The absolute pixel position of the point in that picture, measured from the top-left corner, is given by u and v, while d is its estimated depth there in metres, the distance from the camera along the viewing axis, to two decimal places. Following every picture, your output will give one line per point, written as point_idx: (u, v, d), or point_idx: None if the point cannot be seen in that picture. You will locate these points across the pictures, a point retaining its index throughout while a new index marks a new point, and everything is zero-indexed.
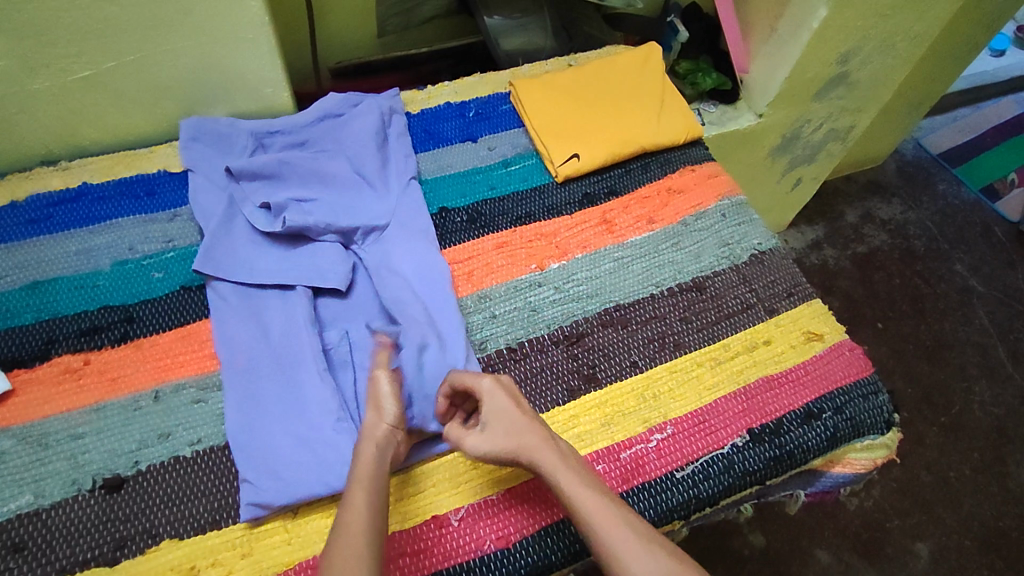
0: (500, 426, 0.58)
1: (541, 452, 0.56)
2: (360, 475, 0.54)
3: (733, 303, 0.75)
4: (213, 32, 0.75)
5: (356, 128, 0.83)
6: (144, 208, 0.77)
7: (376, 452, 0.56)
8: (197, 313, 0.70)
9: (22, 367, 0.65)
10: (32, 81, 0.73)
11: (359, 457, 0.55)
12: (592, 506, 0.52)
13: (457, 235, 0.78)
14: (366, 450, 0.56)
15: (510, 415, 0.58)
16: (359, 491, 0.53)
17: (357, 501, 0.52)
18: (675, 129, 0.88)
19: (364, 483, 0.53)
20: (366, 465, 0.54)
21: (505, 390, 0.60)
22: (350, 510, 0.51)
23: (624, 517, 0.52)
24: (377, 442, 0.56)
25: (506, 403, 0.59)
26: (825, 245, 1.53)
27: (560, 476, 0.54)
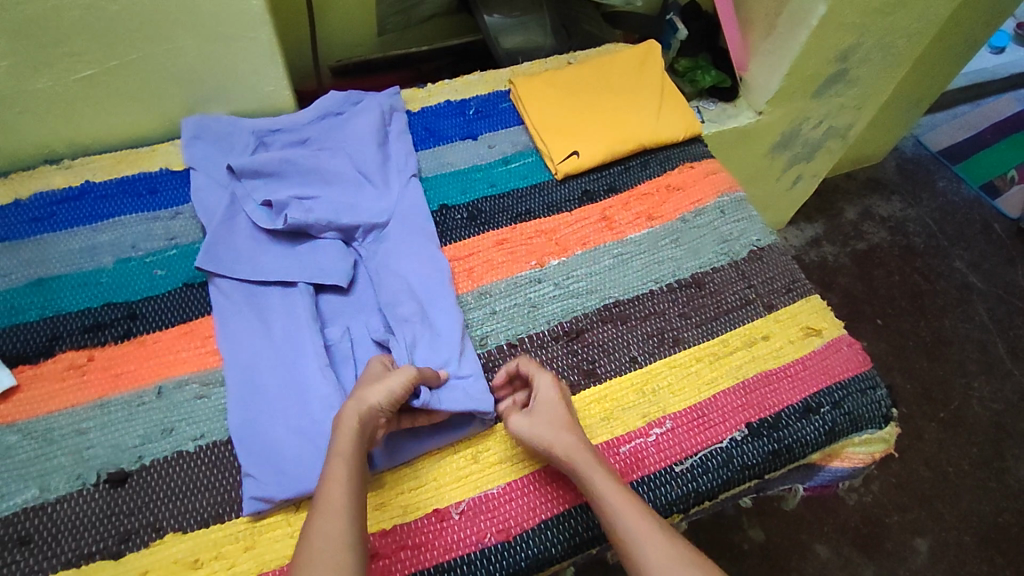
0: (550, 412, 0.61)
1: (581, 443, 0.59)
2: (341, 448, 0.56)
3: (731, 299, 0.76)
4: (215, 32, 0.76)
5: (356, 126, 0.83)
6: (147, 206, 0.78)
7: (359, 425, 0.57)
8: (200, 310, 0.70)
9: (27, 363, 0.65)
10: (36, 81, 0.73)
11: (341, 428, 0.57)
12: (619, 495, 0.55)
13: (457, 232, 0.78)
14: (348, 422, 0.57)
15: (556, 412, 0.61)
16: (340, 463, 0.54)
17: (337, 473, 0.54)
18: (674, 127, 0.89)
19: (345, 456, 0.55)
20: (346, 437, 0.56)
21: (560, 386, 0.64)
22: (329, 482, 0.54)
23: (644, 509, 0.55)
24: (360, 415, 0.57)
25: (557, 395, 0.63)
26: (825, 242, 1.53)
27: (596, 467, 0.57)
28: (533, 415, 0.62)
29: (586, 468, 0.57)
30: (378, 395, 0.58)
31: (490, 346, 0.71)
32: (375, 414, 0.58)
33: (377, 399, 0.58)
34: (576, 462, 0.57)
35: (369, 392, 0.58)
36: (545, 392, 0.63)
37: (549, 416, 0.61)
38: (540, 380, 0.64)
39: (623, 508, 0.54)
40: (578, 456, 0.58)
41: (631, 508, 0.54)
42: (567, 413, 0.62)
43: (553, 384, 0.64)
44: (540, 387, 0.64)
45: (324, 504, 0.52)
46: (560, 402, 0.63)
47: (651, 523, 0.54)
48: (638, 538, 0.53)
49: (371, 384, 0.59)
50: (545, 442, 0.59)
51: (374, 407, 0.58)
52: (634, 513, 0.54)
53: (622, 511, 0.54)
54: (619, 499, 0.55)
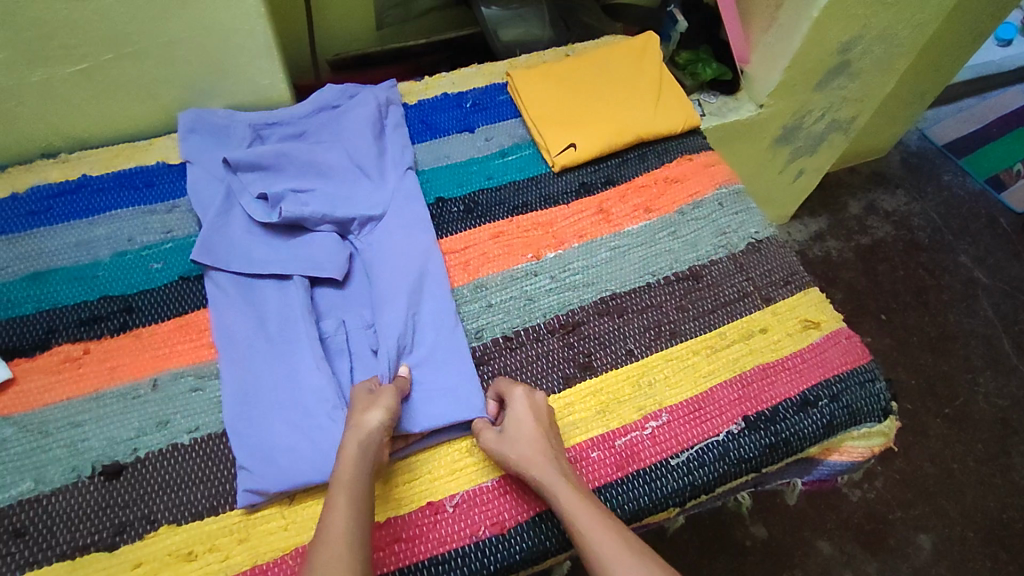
0: (519, 431, 0.60)
1: (548, 460, 0.58)
2: (343, 477, 0.54)
3: (729, 292, 0.75)
4: (209, 24, 0.75)
5: (353, 120, 0.83)
6: (143, 199, 0.78)
7: (359, 451, 0.56)
8: (196, 303, 0.70)
9: (23, 356, 0.66)
10: (31, 74, 0.73)
11: (342, 457, 0.56)
12: (587, 514, 0.54)
13: (454, 225, 0.78)
14: (348, 447, 0.56)
15: (525, 426, 0.60)
16: (341, 493, 0.53)
17: (339, 504, 0.53)
18: (672, 119, 0.88)
19: (347, 486, 0.54)
20: (348, 465, 0.55)
21: (534, 402, 0.63)
22: (332, 512, 0.52)
23: (616, 529, 0.54)
24: (362, 441, 0.57)
25: (530, 413, 0.62)
26: (828, 237, 1.52)
27: (562, 484, 0.57)
28: (503, 435, 0.61)
29: (554, 486, 0.57)
30: (376, 416, 0.59)
31: (486, 339, 0.71)
32: (376, 439, 0.58)
33: (376, 422, 0.58)
34: (544, 479, 0.57)
35: (367, 415, 0.59)
36: (517, 409, 0.62)
37: (516, 432, 0.60)
38: (515, 396, 0.63)
39: (591, 528, 0.53)
40: (544, 474, 0.57)
41: (599, 528, 0.53)
42: (539, 431, 0.60)
43: (529, 399, 0.63)
44: (514, 403, 0.63)
45: (326, 537, 0.50)
46: (535, 420, 0.61)
47: (623, 544, 0.52)
48: (606, 559, 0.52)
49: (369, 408, 0.59)
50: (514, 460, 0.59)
51: (375, 432, 0.58)
52: (602, 535, 0.53)
53: (589, 531, 0.53)
54: (586, 518, 0.54)
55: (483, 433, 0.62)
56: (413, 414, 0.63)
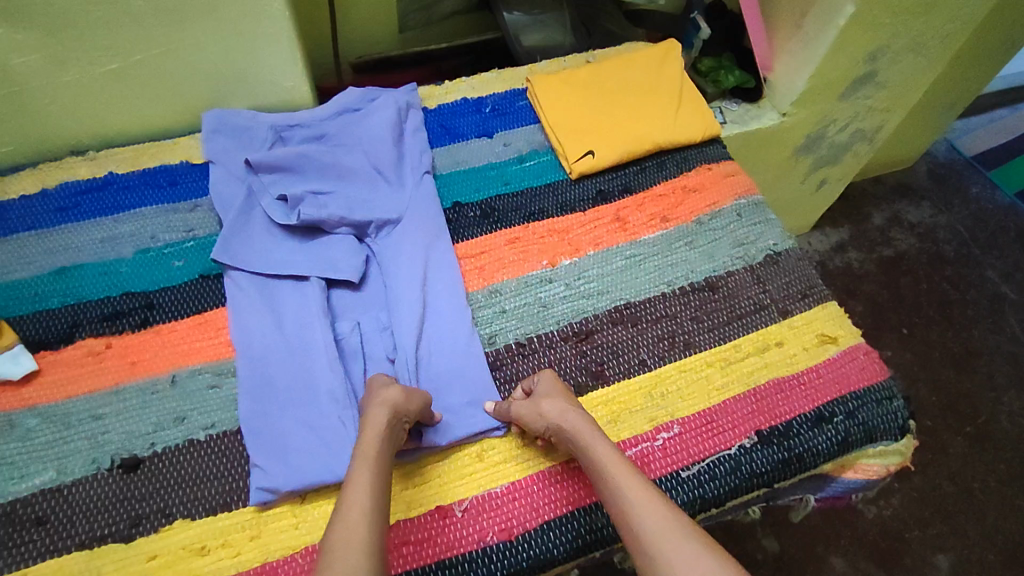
0: (554, 393, 0.62)
1: (584, 419, 0.60)
2: (367, 450, 0.56)
3: (745, 303, 0.74)
4: (235, 27, 0.77)
5: (374, 123, 0.84)
6: (167, 198, 0.79)
7: (386, 421, 0.57)
8: (215, 300, 0.72)
9: (48, 349, 0.68)
10: (63, 74, 0.75)
11: (367, 428, 0.57)
12: (623, 467, 0.55)
13: (470, 230, 0.79)
14: (375, 419, 0.58)
15: (559, 392, 0.63)
16: (364, 465, 0.54)
17: (361, 475, 0.53)
18: (691, 128, 0.87)
19: (369, 458, 0.55)
20: (373, 437, 0.56)
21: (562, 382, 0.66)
22: (354, 482, 0.53)
23: (650, 484, 0.54)
24: (390, 416, 0.58)
25: (561, 385, 0.64)
26: (850, 248, 1.51)
27: (599, 439, 0.58)
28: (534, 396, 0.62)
29: (590, 439, 0.57)
30: (395, 395, 0.60)
31: (499, 344, 0.71)
32: (401, 414, 0.59)
33: (401, 398, 0.59)
34: (578, 435, 0.58)
35: (386, 392, 0.60)
36: (546, 383, 0.64)
37: (553, 393, 0.62)
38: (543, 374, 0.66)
39: (626, 480, 0.54)
40: (581, 429, 0.59)
41: (632, 480, 0.54)
42: (573, 398, 0.63)
43: (555, 375, 0.66)
44: (542, 381, 0.65)
45: (347, 505, 0.51)
46: (565, 393, 0.63)
47: (656, 496, 0.52)
48: (637, 507, 0.52)
49: (391, 386, 0.61)
50: (546, 413, 0.60)
51: (401, 406, 0.59)
52: (634, 484, 0.53)
53: (623, 481, 0.54)
54: (621, 471, 0.54)
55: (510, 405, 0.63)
56: (439, 429, 0.63)
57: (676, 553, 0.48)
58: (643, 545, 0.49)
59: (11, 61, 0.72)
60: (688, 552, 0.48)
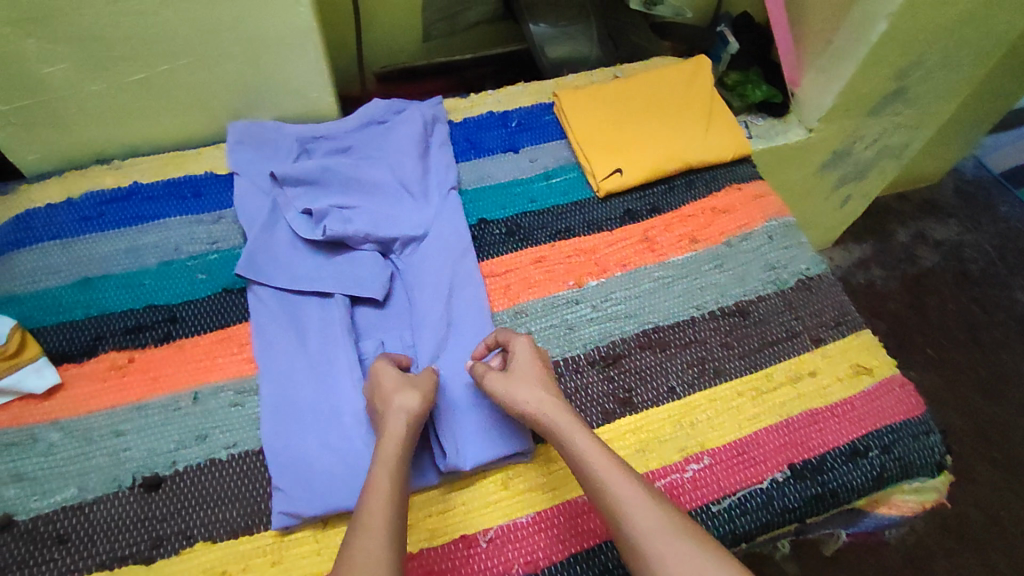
0: (528, 375, 0.63)
1: (562, 407, 0.60)
2: (386, 456, 0.57)
3: (776, 330, 0.73)
4: (263, 38, 0.76)
5: (399, 137, 0.83)
6: (191, 209, 0.79)
7: (406, 429, 0.58)
8: (238, 316, 0.71)
9: (71, 361, 0.67)
10: (91, 83, 0.75)
11: (386, 435, 0.58)
12: (605, 460, 0.55)
13: (495, 248, 0.77)
14: (394, 426, 0.58)
15: (532, 374, 0.63)
16: (384, 472, 0.55)
17: (381, 483, 0.54)
18: (721, 147, 0.86)
19: (389, 465, 0.56)
20: (392, 444, 0.57)
21: (537, 351, 0.66)
22: (374, 490, 0.54)
23: (633, 475, 0.55)
24: (407, 421, 0.59)
25: (536, 360, 0.64)
26: (873, 265, 1.48)
27: (578, 430, 0.58)
28: (510, 378, 0.63)
29: (568, 432, 0.58)
30: (412, 400, 0.60)
31: None
32: (419, 419, 0.60)
33: (419, 404, 0.60)
34: (557, 423, 0.59)
35: (402, 396, 0.60)
36: (520, 359, 0.64)
37: (526, 376, 0.63)
38: (517, 344, 0.65)
39: (609, 474, 0.54)
40: (560, 419, 0.59)
41: (616, 474, 0.54)
42: (547, 379, 0.63)
43: (531, 345, 0.66)
44: (517, 354, 0.65)
45: (367, 517, 0.51)
46: (540, 370, 0.64)
47: (640, 489, 0.53)
48: (624, 503, 0.52)
49: (407, 388, 0.61)
50: (522, 402, 0.61)
51: (418, 411, 0.60)
52: (618, 478, 0.54)
53: (606, 475, 0.54)
54: (605, 464, 0.55)
55: (486, 375, 0.64)
56: (460, 451, 0.62)
57: (665, 549, 0.50)
58: (632, 541, 0.51)
59: (41, 70, 0.72)
60: (679, 545, 0.50)
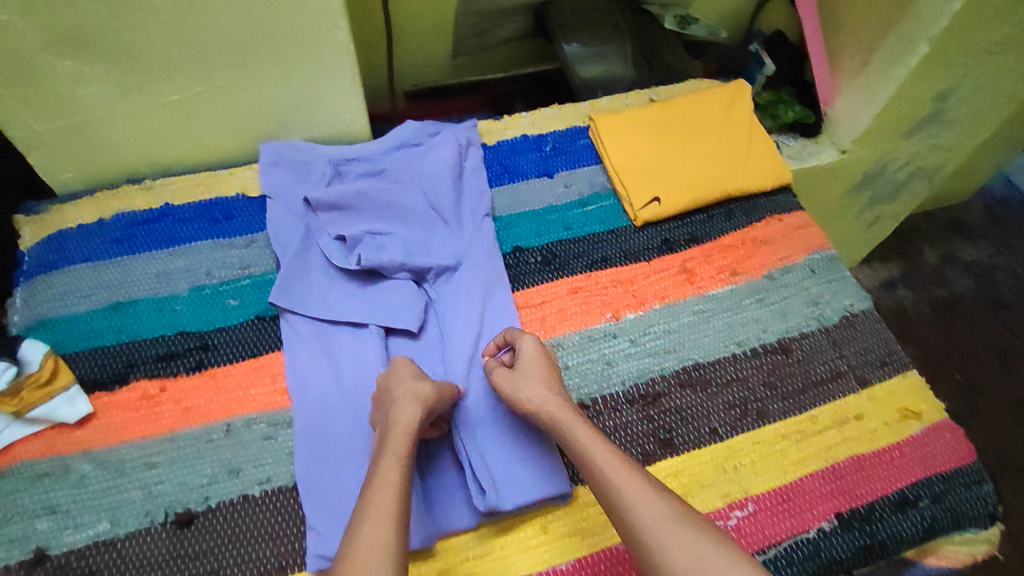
0: (534, 373, 0.63)
1: (564, 405, 0.61)
2: (396, 444, 0.57)
3: (821, 370, 0.71)
4: (298, 60, 0.75)
5: (434, 161, 0.81)
6: (223, 232, 0.78)
7: (417, 417, 0.58)
8: (270, 344, 0.70)
9: (103, 389, 0.66)
10: (126, 104, 0.74)
11: (395, 423, 0.58)
12: (605, 453, 0.56)
13: (531, 277, 0.76)
14: (406, 412, 0.58)
15: (539, 371, 0.63)
16: (393, 461, 0.56)
17: (389, 471, 0.55)
18: (761, 175, 0.84)
19: (398, 453, 0.56)
20: (402, 431, 0.57)
21: (544, 349, 0.66)
22: (381, 479, 0.54)
23: (635, 468, 0.56)
24: (421, 409, 0.59)
25: (542, 357, 0.65)
26: (900, 286, 1.46)
27: (580, 425, 0.59)
28: (515, 376, 0.63)
29: (571, 428, 0.59)
30: (425, 388, 0.60)
31: None
32: (431, 409, 0.60)
33: (433, 393, 0.61)
34: (560, 420, 0.59)
35: (417, 385, 0.61)
36: (527, 356, 0.64)
37: (532, 374, 0.63)
38: (524, 342, 0.66)
39: (611, 467, 0.55)
40: (563, 416, 0.60)
41: (617, 466, 0.55)
42: (553, 377, 0.63)
43: (538, 344, 0.66)
44: (524, 351, 0.65)
45: (375, 506, 0.52)
46: (546, 368, 0.64)
47: (642, 481, 0.54)
48: (626, 495, 0.53)
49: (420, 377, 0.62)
50: (526, 399, 0.61)
51: (430, 401, 0.60)
52: (620, 471, 0.55)
53: (607, 468, 0.55)
54: (606, 458, 0.56)
55: (495, 373, 0.64)
56: (499, 492, 0.60)
57: (669, 541, 0.50)
58: (635, 532, 0.51)
59: (76, 92, 0.71)
60: (681, 536, 0.50)
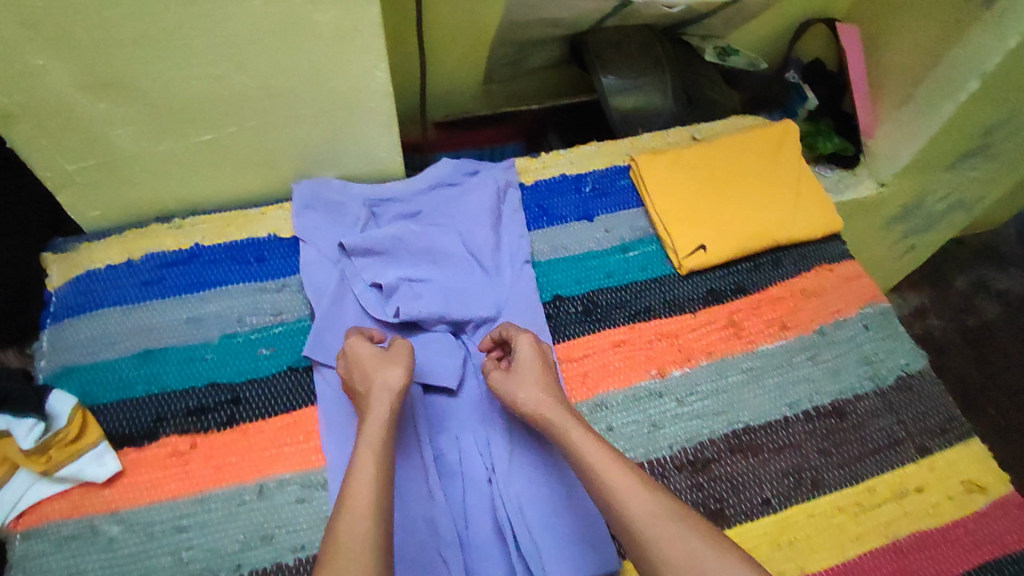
0: (527, 373, 0.63)
1: (556, 403, 0.61)
2: (371, 434, 0.57)
3: (877, 436, 0.68)
4: (334, 100, 0.73)
5: (472, 203, 0.79)
6: (254, 275, 0.75)
7: (389, 408, 0.59)
8: (303, 399, 0.68)
9: (131, 445, 0.64)
10: (158, 144, 0.71)
11: (370, 415, 0.59)
12: (597, 450, 0.55)
13: (572, 328, 0.73)
14: (378, 402, 0.59)
15: (532, 369, 0.63)
16: (367, 451, 0.55)
17: (365, 460, 0.54)
18: (811, 223, 0.81)
19: (373, 443, 0.56)
20: (376, 422, 0.58)
21: (538, 348, 0.66)
22: (358, 469, 0.54)
23: (626, 464, 0.54)
24: (388, 397, 0.60)
25: (536, 356, 0.65)
26: (931, 314, 1.42)
27: (573, 423, 0.59)
28: (511, 377, 0.64)
29: (564, 425, 0.58)
30: (396, 375, 0.62)
31: None
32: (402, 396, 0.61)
33: (402, 378, 0.62)
34: (553, 419, 0.59)
35: (388, 373, 0.62)
36: (522, 354, 0.65)
37: (525, 375, 0.63)
38: (520, 341, 0.66)
39: (602, 463, 0.54)
40: (556, 415, 0.60)
41: (608, 462, 0.54)
42: (545, 374, 0.64)
43: (532, 342, 0.65)
44: (520, 350, 0.65)
45: (351, 493, 0.52)
46: (541, 369, 0.64)
47: (631, 477, 0.53)
48: (616, 491, 0.52)
49: (387, 364, 0.63)
50: (522, 400, 0.62)
51: (400, 387, 0.61)
52: (612, 468, 0.54)
53: (599, 464, 0.54)
54: (598, 455, 0.55)
55: (492, 376, 0.65)
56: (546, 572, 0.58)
57: (661, 537, 0.49)
58: (627, 529, 0.50)
59: (110, 133, 0.68)
60: (672, 531, 0.49)
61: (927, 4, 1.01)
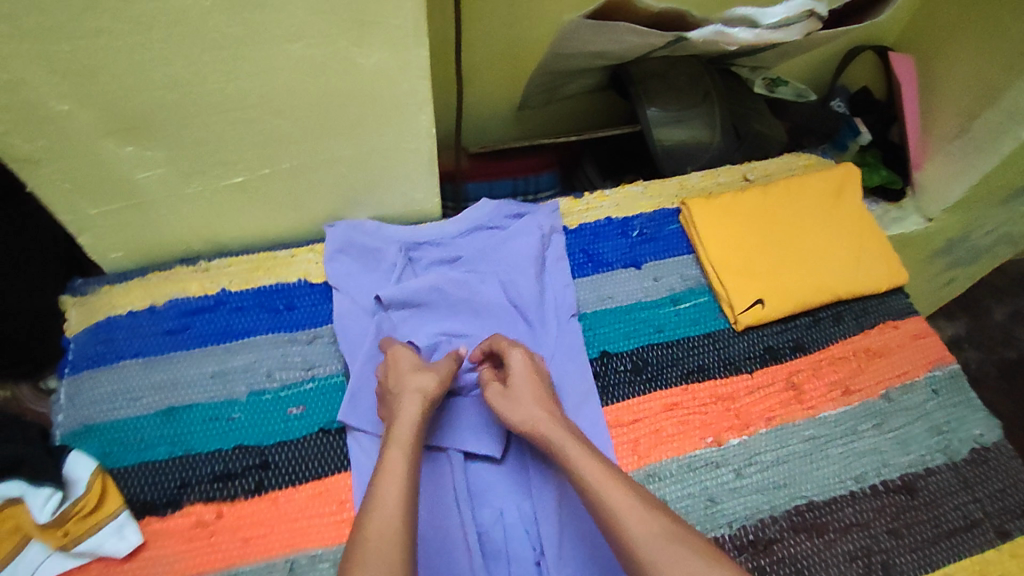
0: (521, 390, 0.61)
1: (555, 422, 0.59)
2: (401, 436, 0.56)
3: (952, 516, 0.63)
4: (372, 144, 0.68)
5: (514, 250, 0.75)
6: (284, 325, 0.71)
7: (419, 412, 0.58)
8: (336, 465, 0.63)
9: (153, 514, 0.60)
10: (186, 186, 0.66)
11: (399, 417, 0.58)
12: (593, 467, 0.54)
13: (621, 390, 0.68)
14: (409, 405, 0.58)
15: (529, 385, 0.61)
16: (397, 452, 0.55)
17: (394, 463, 0.54)
18: (873, 278, 0.76)
19: (403, 444, 0.55)
20: (405, 423, 0.57)
21: (532, 363, 0.64)
22: (386, 471, 0.53)
23: (626, 484, 0.53)
24: (420, 400, 0.59)
25: (529, 372, 0.63)
26: (967, 346, 1.36)
27: (570, 441, 0.56)
28: (506, 392, 0.61)
29: (559, 444, 0.56)
30: (428, 380, 0.61)
31: None
32: (434, 402, 0.60)
33: (435, 384, 0.61)
34: (547, 435, 0.57)
35: (418, 377, 0.61)
36: (515, 371, 0.63)
37: (523, 391, 0.61)
38: (512, 357, 0.64)
39: (601, 481, 0.52)
40: (553, 433, 0.57)
41: (606, 481, 0.52)
42: (539, 392, 0.61)
43: (525, 360, 0.64)
44: (512, 364, 0.63)
45: (380, 495, 0.51)
46: (534, 383, 0.62)
47: (632, 497, 0.51)
48: (617, 510, 0.50)
49: (421, 370, 0.62)
50: (518, 420, 0.59)
51: (433, 393, 0.60)
52: (611, 487, 0.52)
53: (598, 483, 0.52)
54: (595, 472, 0.53)
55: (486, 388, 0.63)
56: None
57: (664, 557, 0.47)
58: (630, 550, 0.48)
59: (135, 176, 0.64)
60: (675, 552, 0.47)
61: (989, 36, 0.96)
